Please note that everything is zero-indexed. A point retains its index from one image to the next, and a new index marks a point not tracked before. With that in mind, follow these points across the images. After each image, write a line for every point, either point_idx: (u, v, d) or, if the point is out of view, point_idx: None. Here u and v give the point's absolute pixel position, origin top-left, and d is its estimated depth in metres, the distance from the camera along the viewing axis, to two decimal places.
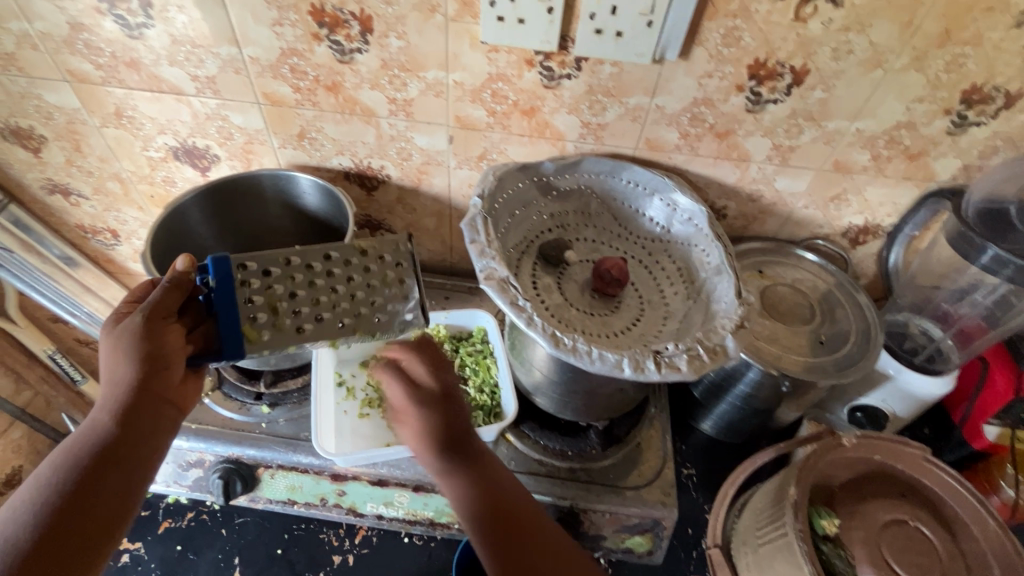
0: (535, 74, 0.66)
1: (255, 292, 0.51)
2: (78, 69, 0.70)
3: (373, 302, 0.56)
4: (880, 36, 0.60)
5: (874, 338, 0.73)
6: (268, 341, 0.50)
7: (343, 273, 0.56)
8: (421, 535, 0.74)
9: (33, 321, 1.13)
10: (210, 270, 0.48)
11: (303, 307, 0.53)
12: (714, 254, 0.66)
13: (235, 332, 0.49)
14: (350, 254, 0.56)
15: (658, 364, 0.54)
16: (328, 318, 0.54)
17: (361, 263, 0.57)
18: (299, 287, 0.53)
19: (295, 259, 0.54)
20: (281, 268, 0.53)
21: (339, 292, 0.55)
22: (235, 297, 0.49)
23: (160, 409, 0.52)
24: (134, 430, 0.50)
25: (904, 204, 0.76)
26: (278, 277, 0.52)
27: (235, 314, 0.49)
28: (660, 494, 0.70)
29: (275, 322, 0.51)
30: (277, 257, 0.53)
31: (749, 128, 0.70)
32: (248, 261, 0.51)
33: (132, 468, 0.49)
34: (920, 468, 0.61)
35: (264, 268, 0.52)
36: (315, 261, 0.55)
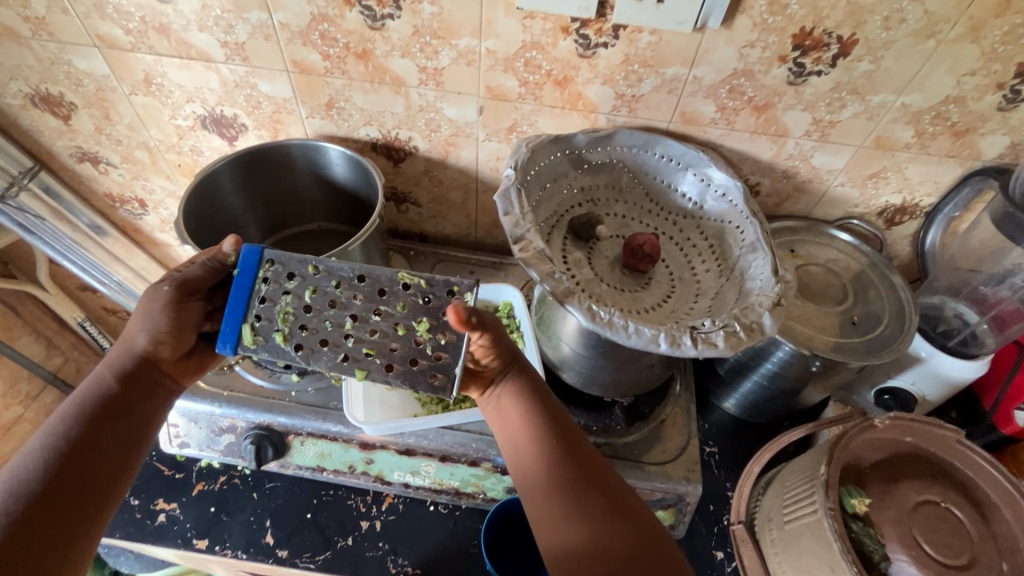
0: (571, 42, 0.65)
1: (272, 294, 0.52)
2: (108, 34, 0.70)
3: (395, 346, 0.52)
4: (936, 4, 0.57)
5: (908, 320, 0.71)
6: (259, 345, 0.52)
7: (371, 301, 0.52)
8: (446, 503, 0.75)
9: (62, 288, 1.15)
10: (239, 256, 0.53)
11: (311, 325, 0.51)
12: (749, 231, 0.65)
13: (235, 324, 0.52)
14: (392, 284, 0.52)
15: (694, 341, 0.53)
16: (332, 346, 0.51)
17: (398, 295, 0.52)
18: (317, 304, 0.52)
19: (323, 269, 0.52)
20: (307, 276, 0.53)
21: (359, 321, 0.52)
22: (249, 287, 0.52)
23: (159, 378, 0.58)
24: (134, 392, 0.56)
25: (945, 183, 0.74)
26: (300, 285, 0.52)
27: (241, 305, 0.52)
28: (684, 471, 0.70)
29: (278, 333, 0.51)
30: (308, 265, 0.52)
31: (789, 101, 0.67)
32: (277, 258, 0.53)
33: (129, 429, 0.54)
34: (952, 449, 0.60)
35: (290, 271, 0.53)
36: (346, 278, 0.52)
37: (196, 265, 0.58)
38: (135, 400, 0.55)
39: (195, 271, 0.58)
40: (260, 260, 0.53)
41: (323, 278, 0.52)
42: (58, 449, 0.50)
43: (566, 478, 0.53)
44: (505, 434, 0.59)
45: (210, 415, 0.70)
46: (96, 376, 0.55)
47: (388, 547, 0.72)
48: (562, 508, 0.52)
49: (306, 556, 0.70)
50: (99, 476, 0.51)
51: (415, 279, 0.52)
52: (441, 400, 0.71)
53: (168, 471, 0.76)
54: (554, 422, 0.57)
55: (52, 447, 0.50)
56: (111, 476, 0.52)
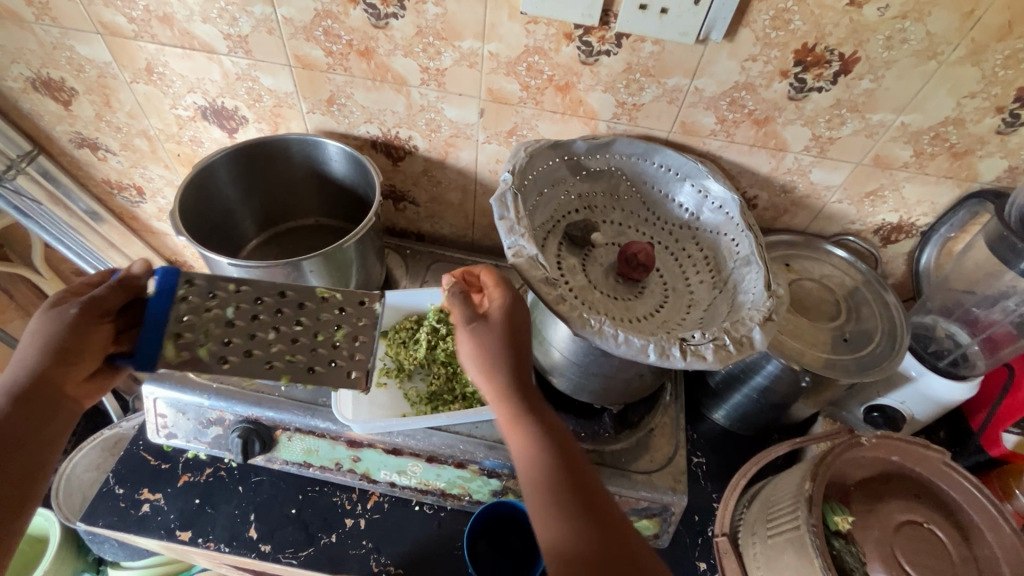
0: (573, 49, 0.65)
1: (194, 313, 0.52)
2: (112, 21, 0.70)
3: (316, 351, 0.54)
4: (938, 26, 0.57)
5: (900, 340, 0.71)
6: (184, 360, 0.50)
7: (294, 313, 0.55)
8: (432, 504, 0.75)
9: (58, 272, 1.15)
10: (154, 277, 0.51)
11: (235, 337, 0.52)
12: (744, 245, 0.65)
13: (155, 343, 0.50)
14: (311, 297, 0.56)
15: (683, 352, 0.54)
16: (257, 355, 0.52)
17: (319, 306, 0.56)
18: (240, 317, 0.53)
19: (245, 286, 0.53)
20: (227, 293, 0.53)
21: (281, 332, 0.54)
22: (168, 311, 0.50)
23: (56, 404, 0.54)
24: (23, 426, 0.52)
25: (942, 203, 0.74)
26: (222, 301, 0.53)
27: (161, 326, 0.50)
28: (670, 481, 0.70)
29: (201, 347, 0.50)
30: (225, 281, 0.53)
31: (789, 116, 0.68)
32: (198, 278, 0.53)
33: (22, 462, 0.51)
34: (941, 474, 0.60)
35: (211, 291, 0.53)
36: (268, 293, 0.55)
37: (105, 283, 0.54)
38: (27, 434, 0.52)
39: (103, 291, 0.54)
40: (177, 281, 0.51)
41: (245, 295, 0.53)
42: None
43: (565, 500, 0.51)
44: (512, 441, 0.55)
45: (197, 406, 0.70)
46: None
47: (372, 546, 0.72)
48: (562, 531, 0.49)
49: (289, 553, 0.70)
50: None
51: (331, 293, 0.57)
52: (431, 400, 0.71)
53: (155, 462, 0.76)
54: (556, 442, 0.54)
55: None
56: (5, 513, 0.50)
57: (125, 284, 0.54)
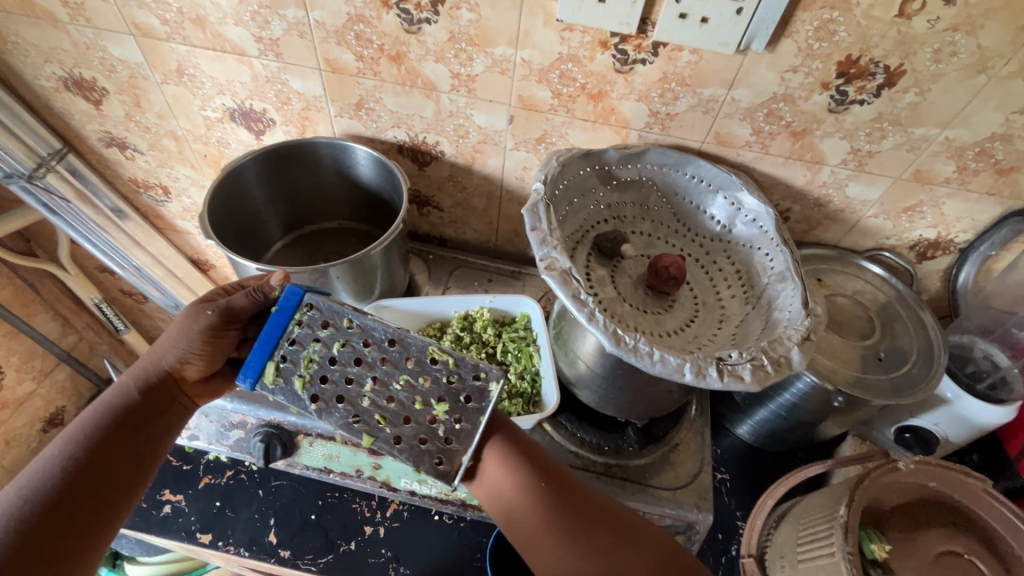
0: (608, 57, 0.63)
1: (303, 340, 0.51)
2: (145, 23, 0.70)
3: (407, 419, 0.50)
4: (990, 39, 0.55)
5: (937, 360, 0.69)
6: (277, 387, 0.50)
7: (396, 368, 0.51)
8: (451, 514, 0.74)
9: (82, 268, 1.16)
10: (280, 295, 0.53)
11: (332, 379, 0.50)
12: (778, 261, 0.64)
13: (259, 359, 0.50)
14: (420, 356, 0.52)
15: (720, 372, 0.52)
16: (346, 404, 0.50)
17: (424, 368, 0.52)
18: (344, 359, 0.51)
19: (358, 324, 0.52)
20: (340, 328, 0.52)
21: (378, 386, 0.51)
22: (284, 325, 0.52)
23: (173, 402, 0.59)
24: (151, 407, 0.57)
25: (983, 221, 0.72)
26: (331, 335, 0.51)
27: (270, 343, 0.50)
28: (695, 498, 0.69)
29: (299, 378, 0.50)
30: (344, 317, 0.52)
31: (828, 129, 0.66)
32: (319, 303, 0.53)
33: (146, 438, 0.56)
34: (977, 499, 0.58)
35: (325, 319, 0.52)
36: (380, 340, 0.52)
37: (244, 294, 0.59)
38: (150, 421, 0.56)
39: (239, 300, 0.59)
40: (298, 304, 0.52)
41: (355, 335, 0.52)
42: (79, 453, 0.51)
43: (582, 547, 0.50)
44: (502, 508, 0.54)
45: (220, 409, 0.69)
46: (119, 388, 0.57)
47: (391, 555, 0.71)
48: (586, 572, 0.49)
49: (308, 559, 0.70)
50: (94, 505, 0.50)
51: (443, 357, 0.52)
52: None
53: (176, 462, 0.76)
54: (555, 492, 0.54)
55: (58, 471, 0.50)
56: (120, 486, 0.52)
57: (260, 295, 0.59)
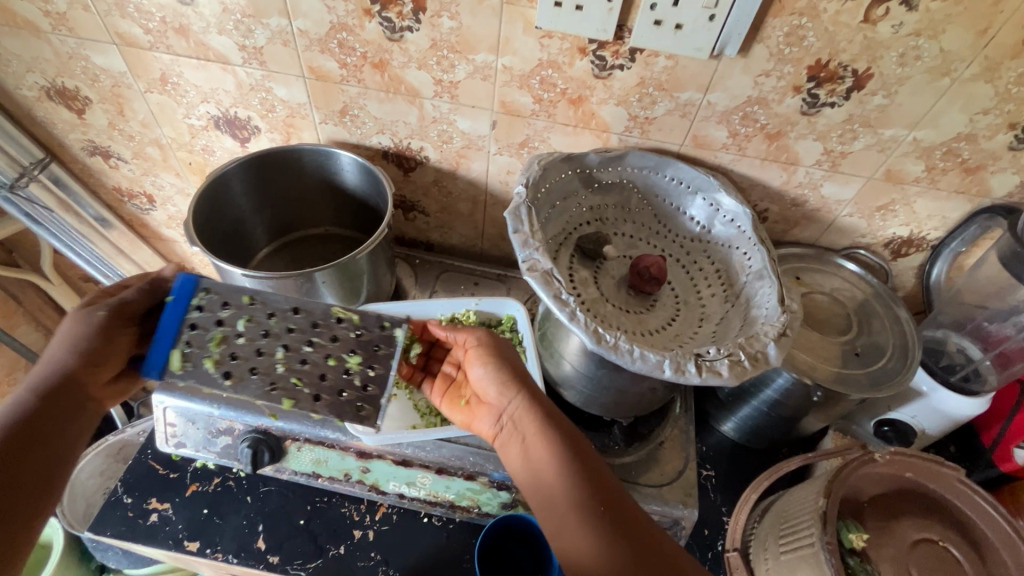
0: (587, 63, 0.65)
1: (205, 323, 0.55)
2: (128, 32, 0.70)
3: (324, 376, 0.55)
4: (952, 43, 0.58)
5: (912, 354, 0.71)
6: (186, 370, 0.53)
7: (304, 332, 0.56)
8: (440, 516, 0.75)
9: (65, 278, 1.15)
10: (174, 286, 0.56)
11: (242, 352, 0.54)
12: (756, 259, 0.65)
13: (164, 350, 0.54)
14: (325, 316, 0.58)
15: (698, 368, 0.53)
16: (260, 374, 0.53)
17: (331, 327, 0.57)
18: (250, 333, 0.55)
19: (257, 299, 0.57)
20: (241, 305, 0.56)
21: (290, 352, 0.55)
22: (182, 312, 0.55)
23: (81, 404, 0.56)
24: (56, 417, 0.54)
25: (953, 218, 0.74)
26: (234, 313, 0.56)
27: (169, 338, 0.54)
28: (681, 494, 0.70)
29: (208, 359, 0.53)
30: (243, 294, 0.57)
31: (802, 130, 0.68)
32: (213, 286, 0.57)
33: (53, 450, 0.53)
34: (951, 488, 0.60)
35: (225, 301, 0.57)
36: (280, 311, 0.57)
37: (134, 288, 0.60)
38: (55, 428, 0.54)
39: (133, 295, 0.59)
40: (194, 289, 0.57)
41: (256, 308, 0.56)
42: None
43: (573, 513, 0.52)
44: (522, 466, 0.58)
45: (205, 416, 0.69)
46: (14, 402, 0.54)
47: (380, 558, 0.71)
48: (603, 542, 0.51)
49: (297, 563, 0.70)
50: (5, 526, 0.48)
51: (347, 315, 0.58)
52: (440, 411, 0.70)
53: (163, 471, 0.76)
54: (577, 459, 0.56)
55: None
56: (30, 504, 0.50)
57: (155, 287, 0.60)
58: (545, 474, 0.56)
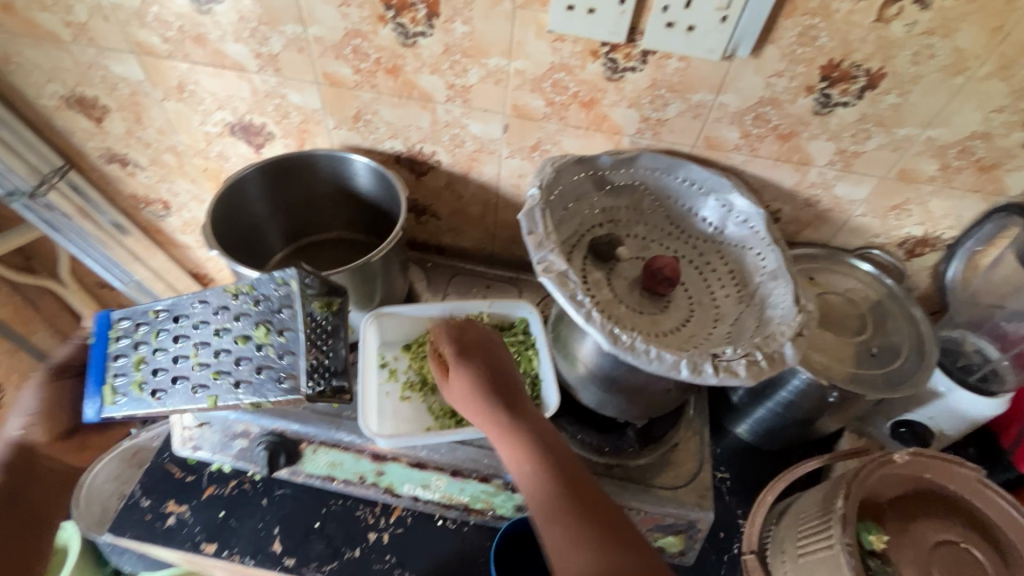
0: (599, 66, 0.65)
1: (130, 350, 0.64)
2: (146, 41, 0.71)
3: (241, 360, 0.61)
4: (967, 41, 0.57)
5: (929, 354, 0.70)
6: (116, 403, 0.61)
7: (210, 326, 0.63)
8: (455, 519, 0.75)
9: (82, 285, 1.17)
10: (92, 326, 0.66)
11: (165, 368, 0.62)
12: (770, 259, 0.65)
13: (96, 386, 0.63)
14: (216, 303, 0.65)
15: (715, 368, 0.53)
16: (186, 381, 0.61)
17: (229, 312, 0.64)
18: (178, 347, 0.63)
19: (182, 318, 0.65)
20: (151, 324, 0.66)
21: (202, 350, 0.62)
22: (102, 350, 0.65)
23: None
24: None
25: (968, 217, 0.73)
26: (160, 342, 0.64)
27: (98, 376, 0.63)
28: (696, 496, 0.70)
29: (132, 382, 0.62)
30: (154, 312, 0.66)
31: (814, 131, 0.68)
32: (122, 319, 0.66)
33: None
34: (972, 489, 0.59)
35: (138, 322, 0.66)
36: (198, 320, 0.64)
37: None
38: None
39: None
40: (109, 325, 0.66)
41: (170, 327, 0.65)
42: None
43: (578, 526, 0.49)
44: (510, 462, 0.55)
45: (221, 419, 0.70)
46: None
47: (395, 561, 0.72)
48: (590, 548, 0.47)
49: (313, 566, 0.70)
50: None
51: (238, 289, 0.64)
52: (454, 414, 0.71)
53: (180, 474, 0.76)
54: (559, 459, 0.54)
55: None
56: None
57: None
58: (531, 485, 0.53)
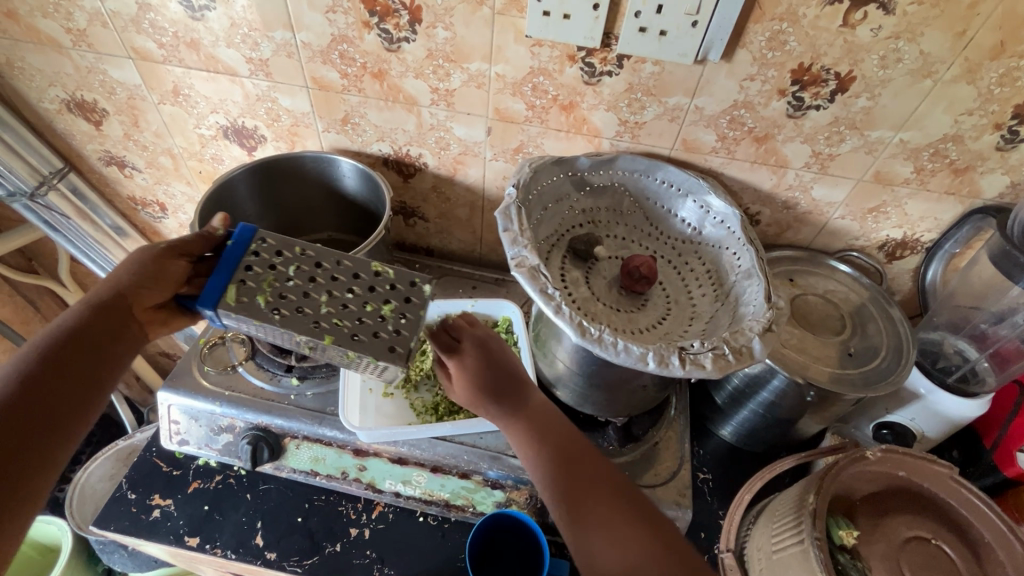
0: (577, 70, 0.67)
1: (264, 266, 0.54)
2: (143, 47, 0.74)
3: (362, 318, 0.53)
4: (932, 46, 0.59)
5: (907, 355, 0.71)
6: (239, 304, 0.51)
7: (347, 282, 0.56)
8: (436, 515, 0.75)
9: (82, 286, 1.19)
10: (235, 231, 0.56)
11: (290, 292, 0.53)
12: (745, 258, 0.66)
13: (221, 282, 0.52)
14: (366, 268, 0.57)
15: (682, 361, 0.54)
16: (306, 313, 0.53)
17: (369, 279, 0.56)
18: (300, 277, 0.55)
19: (311, 251, 0.57)
20: (293, 256, 0.56)
21: (333, 295, 0.54)
22: (241, 255, 0.54)
23: (126, 326, 0.56)
24: (103, 335, 0.54)
25: (946, 219, 0.74)
26: (287, 261, 0.55)
27: (229, 271, 0.53)
28: (676, 495, 0.71)
29: (259, 294, 0.52)
30: (297, 246, 0.57)
31: (789, 133, 0.69)
32: (272, 239, 0.57)
33: (88, 371, 0.53)
34: (944, 486, 0.60)
35: (280, 250, 0.56)
36: (327, 262, 0.57)
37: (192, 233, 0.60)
38: (96, 341, 0.54)
39: (190, 236, 0.59)
40: (253, 239, 0.56)
41: (306, 259, 0.56)
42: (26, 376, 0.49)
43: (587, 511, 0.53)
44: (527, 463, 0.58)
45: (209, 414, 0.72)
46: (66, 316, 0.54)
47: (375, 556, 0.72)
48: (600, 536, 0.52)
49: (294, 560, 0.71)
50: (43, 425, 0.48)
51: (385, 269, 0.58)
52: (436, 410, 0.72)
53: (166, 468, 0.78)
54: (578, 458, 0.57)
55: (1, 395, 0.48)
56: (68, 414, 0.50)
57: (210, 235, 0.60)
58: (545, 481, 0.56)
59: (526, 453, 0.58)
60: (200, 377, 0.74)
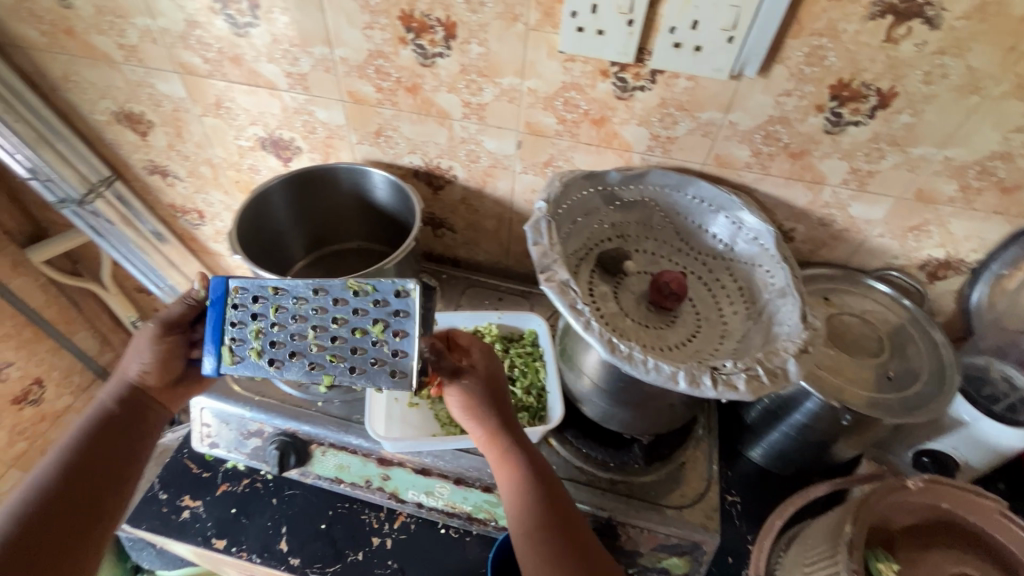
0: (609, 84, 0.67)
1: (245, 316, 0.56)
2: (189, 62, 0.77)
3: (354, 349, 0.55)
4: (980, 61, 0.57)
5: (950, 380, 0.68)
6: (238, 362, 0.56)
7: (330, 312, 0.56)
8: (457, 528, 0.75)
9: (122, 288, 1.24)
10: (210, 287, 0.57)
11: (278, 341, 0.56)
12: (780, 276, 0.65)
13: (215, 345, 0.56)
14: (343, 292, 0.56)
15: (714, 381, 0.53)
16: (299, 358, 0.55)
17: (349, 303, 0.56)
18: (282, 320, 0.56)
19: (283, 292, 0.57)
20: (269, 298, 0.57)
21: (320, 331, 0.56)
22: (222, 313, 0.57)
23: (144, 405, 0.66)
24: (130, 416, 0.64)
25: (993, 240, 0.71)
26: (263, 307, 0.57)
27: (217, 334, 0.56)
28: (702, 517, 0.68)
29: (253, 348, 0.56)
30: (268, 288, 0.57)
31: (826, 149, 0.68)
32: (242, 286, 0.58)
33: (123, 447, 0.63)
34: (990, 519, 0.57)
35: (255, 296, 0.57)
36: (303, 297, 0.57)
37: (177, 302, 0.65)
38: (123, 424, 0.64)
39: (172, 305, 0.65)
40: (226, 291, 0.57)
41: (282, 301, 0.57)
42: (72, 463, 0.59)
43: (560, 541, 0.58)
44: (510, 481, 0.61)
45: (238, 419, 0.73)
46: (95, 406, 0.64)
47: (397, 567, 0.72)
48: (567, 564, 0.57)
49: (317, 567, 0.71)
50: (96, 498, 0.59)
51: (362, 286, 0.56)
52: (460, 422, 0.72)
53: (197, 470, 0.79)
54: (553, 492, 0.61)
55: (54, 476, 0.58)
56: (114, 484, 0.61)
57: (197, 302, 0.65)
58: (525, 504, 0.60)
59: (517, 478, 0.61)
60: (232, 383, 0.76)
